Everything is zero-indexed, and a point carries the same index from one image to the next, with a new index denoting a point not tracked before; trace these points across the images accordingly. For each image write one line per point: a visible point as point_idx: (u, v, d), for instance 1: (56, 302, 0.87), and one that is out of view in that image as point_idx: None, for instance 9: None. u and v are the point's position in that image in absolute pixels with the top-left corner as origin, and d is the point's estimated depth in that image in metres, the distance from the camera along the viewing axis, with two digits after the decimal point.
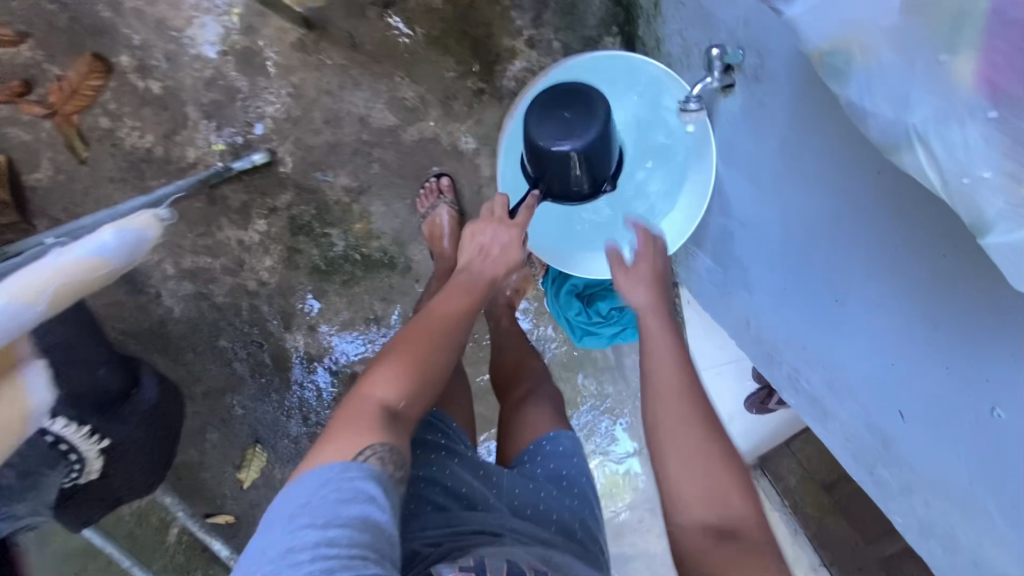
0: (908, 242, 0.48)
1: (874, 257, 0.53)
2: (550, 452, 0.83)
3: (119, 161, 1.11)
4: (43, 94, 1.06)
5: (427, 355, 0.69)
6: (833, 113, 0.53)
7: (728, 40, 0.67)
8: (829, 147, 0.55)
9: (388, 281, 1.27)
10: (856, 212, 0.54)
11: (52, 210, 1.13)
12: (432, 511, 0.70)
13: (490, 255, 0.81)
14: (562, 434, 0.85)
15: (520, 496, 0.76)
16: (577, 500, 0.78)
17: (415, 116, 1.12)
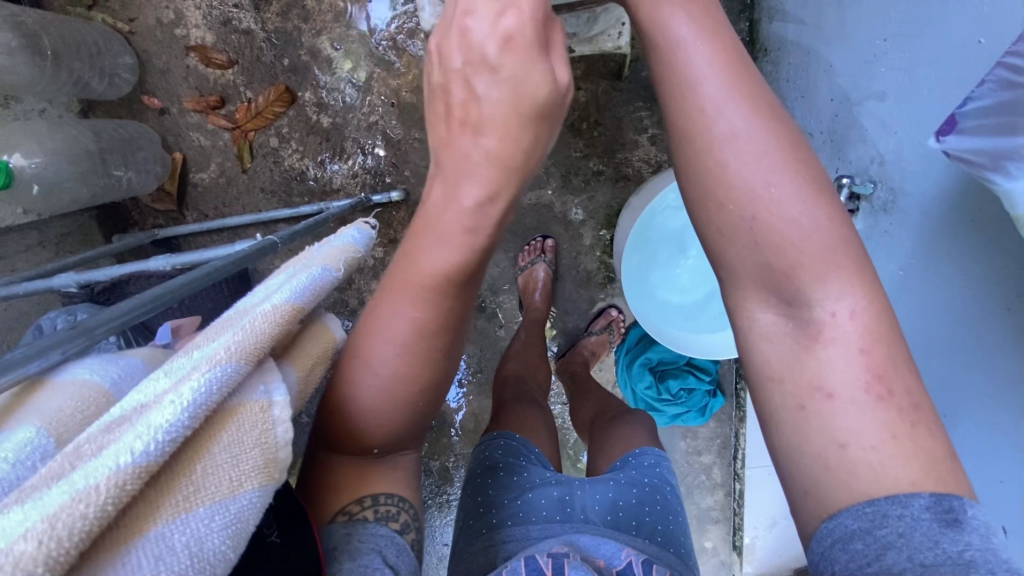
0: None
1: (1014, 379, 0.59)
2: (634, 466, 0.88)
3: (275, 176, 1.26)
4: (231, 110, 1.24)
5: (404, 365, 0.53)
6: (963, 258, 0.63)
7: (858, 174, 0.78)
8: (971, 274, 0.62)
9: (475, 322, 1.37)
10: (986, 333, 0.61)
11: (206, 206, 1.29)
12: (516, 525, 0.78)
13: (486, 160, 0.48)
14: (646, 450, 0.91)
15: (599, 503, 0.81)
16: (658, 507, 0.83)
17: (537, 183, 1.26)
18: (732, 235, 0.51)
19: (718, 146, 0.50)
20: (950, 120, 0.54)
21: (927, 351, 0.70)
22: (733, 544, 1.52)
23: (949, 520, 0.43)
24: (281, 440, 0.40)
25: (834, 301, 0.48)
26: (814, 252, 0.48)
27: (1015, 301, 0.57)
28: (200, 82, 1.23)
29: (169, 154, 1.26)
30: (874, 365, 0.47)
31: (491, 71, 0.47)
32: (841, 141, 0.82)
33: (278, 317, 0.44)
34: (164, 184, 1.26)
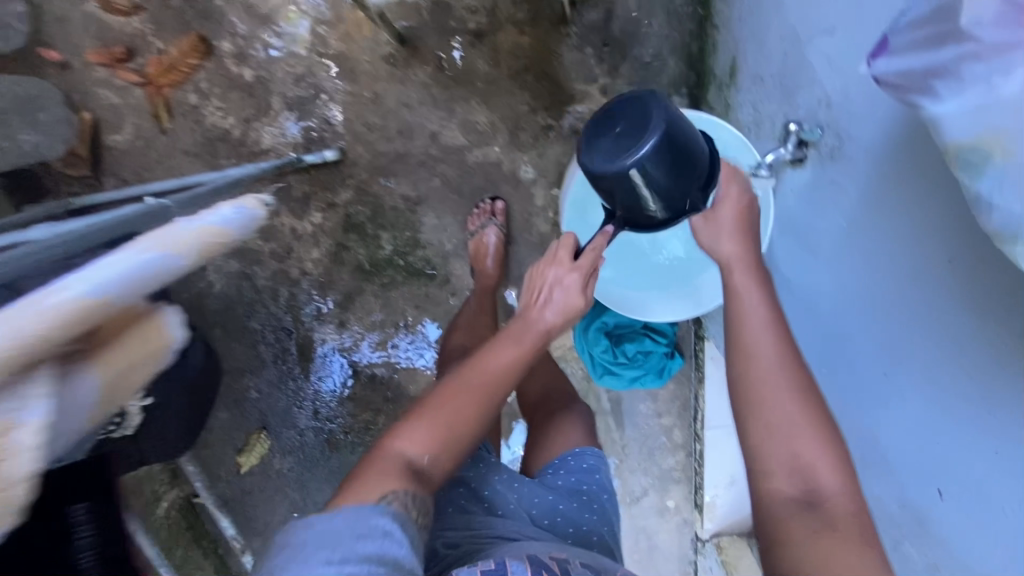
0: (968, 334, 0.52)
1: (952, 336, 0.54)
2: (574, 466, 0.89)
3: (198, 137, 1.16)
4: (142, 64, 1.13)
5: (489, 383, 0.66)
6: (907, 206, 0.58)
7: (804, 118, 0.73)
8: (913, 223, 0.57)
9: (426, 290, 1.30)
10: (926, 288, 0.56)
11: (124, 170, 1.18)
12: (457, 512, 0.77)
13: (559, 302, 0.71)
14: (586, 451, 0.91)
15: (539, 505, 0.81)
16: (595, 514, 0.83)
17: (483, 140, 1.18)
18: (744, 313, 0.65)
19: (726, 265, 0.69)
20: (884, 41, 0.47)
21: (868, 310, 0.66)
22: (694, 504, 1.53)
23: None
24: (17, 475, 0.37)
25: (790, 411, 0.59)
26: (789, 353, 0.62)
27: (955, 251, 0.52)
28: (104, 32, 1.11)
29: (76, 114, 1.14)
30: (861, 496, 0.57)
31: (574, 271, 0.71)
32: (791, 85, 0.76)
33: (47, 329, 0.38)
34: (75, 147, 1.15)
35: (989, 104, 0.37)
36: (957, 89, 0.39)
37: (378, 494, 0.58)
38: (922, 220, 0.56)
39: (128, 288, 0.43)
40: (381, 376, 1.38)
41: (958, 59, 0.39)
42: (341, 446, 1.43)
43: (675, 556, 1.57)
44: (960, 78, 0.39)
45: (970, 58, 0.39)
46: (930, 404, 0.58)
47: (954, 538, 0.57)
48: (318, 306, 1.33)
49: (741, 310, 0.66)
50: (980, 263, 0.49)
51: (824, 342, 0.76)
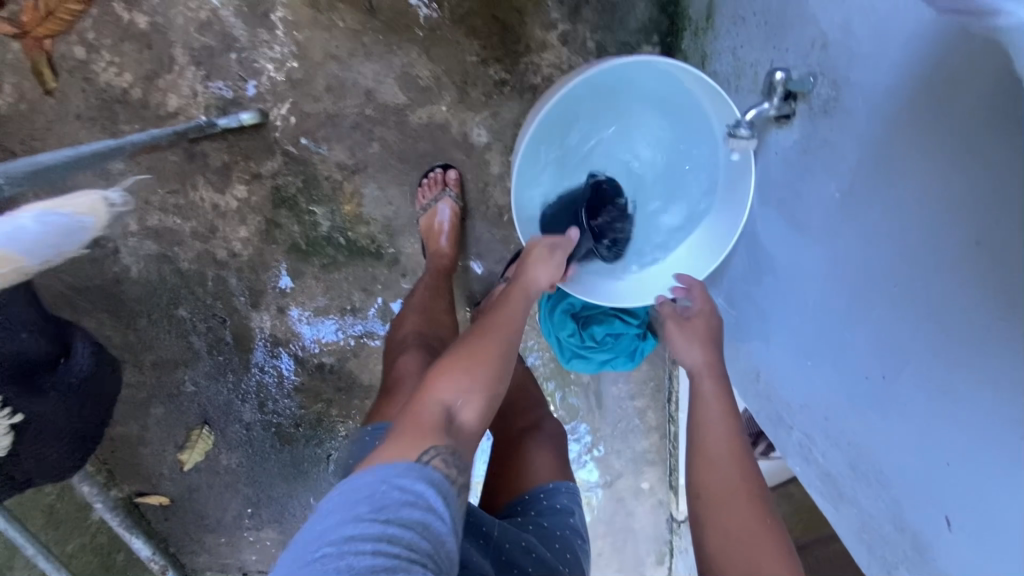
0: (993, 340, 0.40)
1: (974, 332, 0.42)
2: (545, 506, 0.75)
3: (89, 98, 0.99)
4: (13, 10, 0.94)
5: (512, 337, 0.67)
6: (927, 172, 0.45)
7: (795, 65, 0.60)
8: (935, 187, 0.45)
9: (373, 271, 1.17)
10: (947, 270, 0.44)
11: (6, 140, 1.01)
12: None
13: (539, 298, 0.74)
14: (561, 488, 0.78)
15: (514, 551, 0.66)
16: (571, 563, 0.69)
17: (427, 98, 1.02)
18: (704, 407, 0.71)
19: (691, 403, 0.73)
20: None
21: (868, 294, 0.54)
22: (669, 485, 1.47)
23: None
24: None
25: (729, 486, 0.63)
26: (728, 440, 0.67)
27: (985, 232, 0.40)
28: None
29: None
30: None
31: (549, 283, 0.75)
32: (777, 23, 0.63)
33: None
34: None
35: None
36: None
37: (431, 442, 0.54)
38: (948, 182, 0.43)
39: None
40: (329, 365, 1.26)
41: None
42: (292, 438, 1.32)
43: (651, 538, 1.51)
44: None
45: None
46: (941, 414, 0.47)
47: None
48: (253, 290, 1.19)
49: (707, 421, 0.69)
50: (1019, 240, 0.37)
51: (816, 332, 0.64)
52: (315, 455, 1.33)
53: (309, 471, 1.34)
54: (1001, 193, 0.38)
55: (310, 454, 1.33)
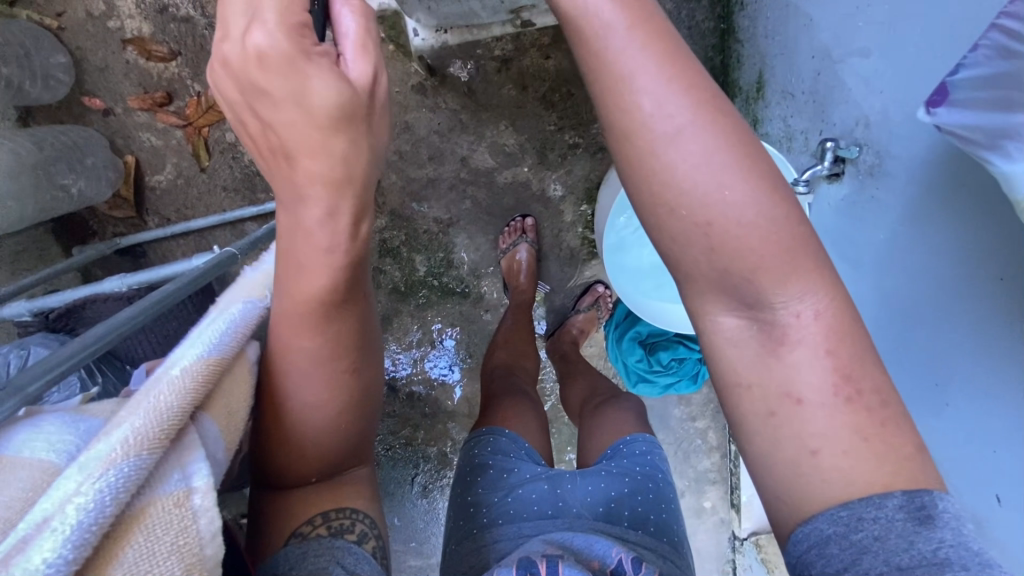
0: (1020, 352, 0.55)
1: (1007, 350, 0.56)
2: (626, 454, 0.87)
3: (235, 172, 1.20)
4: (181, 106, 1.16)
5: (299, 348, 0.50)
6: (950, 230, 0.60)
7: (842, 136, 0.75)
8: (965, 241, 0.59)
9: (459, 308, 1.34)
10: (977, 305, 0.58)
11: (167, 209, 1.23)
12: (507, 523, 0.78)
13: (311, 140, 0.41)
14: (636, 438, 0.91)
15: (591, 493, 0.81)
16: (649, 495, 0.83)
17: (512, 161, 1.20)
18: (686, 238, 0.47)
19: (661, 172, 0.45)
20: (944, 89, 0.49)
21: (913, 320, 0.68)
22: (731, 503, 1.55)
23: (923, 516, 0.43)
24: (205, 534, 0.38)
25: (798, 301, 0.47)
26: (765, 260, 0.46)
27: (1010, 271, 0.54)
28: (143, 77, 1.14)
29: (120, 158, 1.18)
30: (841, 366, 0.46)
31: (305, 99, 0.40)
32: (824, 102, 0.78)
33: (152, 427, 0.38)
34: (119, 190, 1.20)
35: None
36: None
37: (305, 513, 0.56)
38: (974, 239, 0.58)
39: (242, 336, 0.48)
40: (418, 393, 1.41)
41: None
42: (382, 461, 1.45)
43: (712, 556, 1.59)
44: None
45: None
46: (982, 411, 0.60)
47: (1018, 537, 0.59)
48: None
49: (683, 177, 0.45)
50: None
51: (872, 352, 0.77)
52: (405, 476, 1.46)
53: (398, 491, 1.47)
54: (1019, 246, 0.53)
55: (395, 476, 1.46)
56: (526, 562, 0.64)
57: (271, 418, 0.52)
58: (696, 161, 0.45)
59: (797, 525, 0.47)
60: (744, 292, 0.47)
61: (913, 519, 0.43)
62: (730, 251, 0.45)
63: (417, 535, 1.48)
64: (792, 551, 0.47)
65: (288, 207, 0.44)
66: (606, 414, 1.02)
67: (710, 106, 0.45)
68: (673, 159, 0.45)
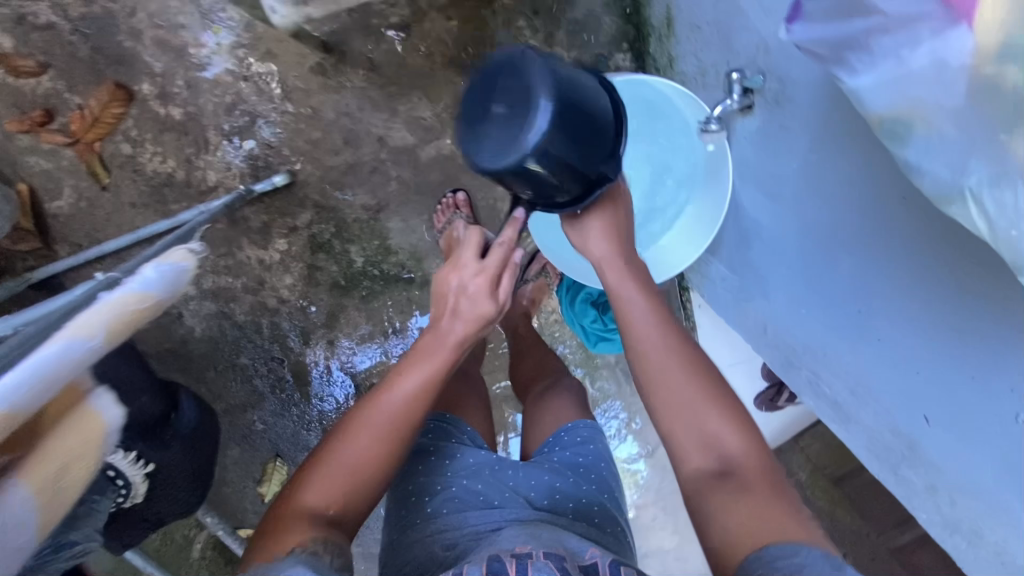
0: (925, 279, 0.53)
1: (915, 275, 0.55)
2: (566, 444, 0.87)
3: (140, 186, 1.12)
4: (64, 122, 1.07)
5: (409, 392, 0.69)
6: (849, 160, 0.59)
7: (746, 65, 0.71)
8: (863, 169, 0.57)
9: (407, 294, 1.29)
10: (881, 234, 0.57)
11: (74, 234, 1.14)
12: (450, 513, 0.77)
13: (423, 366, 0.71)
14: (578, 425, 0.90)
15: (536, 487, 0.80)
16: (594, 485, 0.82)
17: (432, 135, 1.14)
18: (650, 369, 0.70)
19: (625, 304, 0.74)
20: (797, 5, 0.49)
21: (828, 254, 0.67)
22: None
23: None
24: None
25: (720, 429, 0.65)
26: (692, 408, 0.66)
27: (909, 189, 0.52)
28: (17, 97, 1.06)
29: (11, 187, 1.09)
30: (751, 504, 0.59)
31: (459, 319, 0.74)
32: (727, 30, 0.74)
33: None
34: (18, 222, 1.10)
35: (907, 76, 0.40)
36: (871, 63, 0.43)
37: (300, 523, 0.61)
38: (870, 166, 0.56)
39: (60, 374, 0.44)
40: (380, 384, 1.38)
41: (871, 31, 0.43)
42: None
43: None
44: (873, 52, 0.43)
45: (881, 33, 0.42)
46: (898, 341, 0.60)
47: (944, 460, 0.58)
48: (304, 330, 1.31)
49: (642, 324, 0.72)
50: (922, 209, 0.51)
51: (797, 291, 0.77)
52: None
53: None
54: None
55: None
56: (497, 557, 0.61)
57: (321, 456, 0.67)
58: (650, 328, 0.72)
59: None
60: (715, 446, 0.64)
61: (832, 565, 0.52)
62: (665, 394, 0.68)
63: None
64: None
65: (438, 331, 0.74)
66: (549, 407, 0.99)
67: (638, 275, 0.77)
68: (625, 303, 0.74)
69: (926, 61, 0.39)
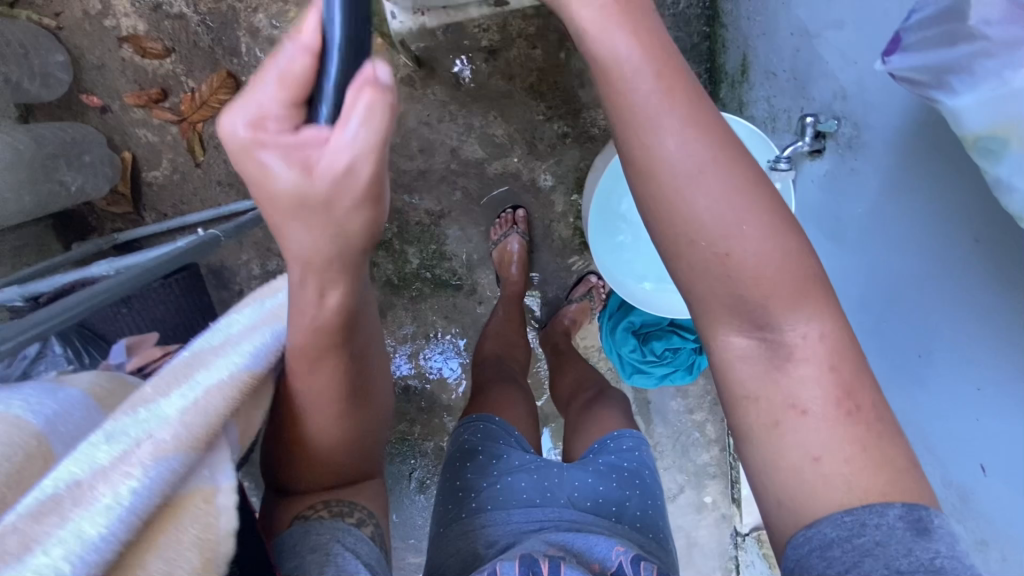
0: (997, 309, 0.54)
1: (988, 312, 0.55)
2: (612, 450, 0.88)
3: (229, 167, 1.22)
4: (175, 102, 1.18)
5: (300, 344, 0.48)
6: (922, 196, 0.60)
7: (821, 110, 0.74)
8: (938, 205, 0.58)
9: (453, 300, 1.34)
10: (953, 269, 0.58)
11: (163, 205, 1.25)
12: (495, 509, 0.78)
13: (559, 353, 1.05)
14: (624, 433, 0.91)
15: (580, 488, 0.81)
16: (638, 490, 0.83)
17: (501, 152, 1.21)
18: (694, 268, 0.49)
19: (645, 131, 0.48)
20: (896, 38, 0.52)
21: (889, 291, 0.67)
22: (731, 498, 1.52)
23: (920, 528, 0.44)
24: (223, 532, 0.41)
25: (801, 324, 0.48)
26: (750, 282, 0.48)
27: (982, 231, 0.54)
28: (139, 74, 1.16)
29: (117, 154, 1.20)
30: (839, 382, 0.47)
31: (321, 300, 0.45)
32: (804, 79, 0.78)
33: (227, 393, 0.45)
34: (117, 185, 1.22)
35: (1010, 93, 0.42)
36: (973, 83, 0.45)
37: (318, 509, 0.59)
38: (948, 201, 0.57)
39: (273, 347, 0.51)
40: (414, 387, 1.41)
41: (974, 55, 0.45)
42: None
43: (715, 552, 1.56)
44: (974, 73, 0.45)
45: (983, 56, 0.44)
46: (964, 379, 0.59)
47: (1000, 509, 0.57)
48: None
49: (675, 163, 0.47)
50: (1004, 244, 0.52)
51: (857, 327, 0.75)
52: (401, 471, 1.44)
53: (394, 487, 1.46)
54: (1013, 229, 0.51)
55: (393, 471, 1.45)
56: (531, 558, 0.64)
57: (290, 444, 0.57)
58: (684, 155, 0.47)
59: (797, 527, 0.47)
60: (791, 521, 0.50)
61: (911, 528, 0.44)
62: (722, 280, 0.48)
63: (416, 531, 1.46)
64: (792, 556, 0.47)
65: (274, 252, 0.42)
66: (592, 416, 1.00)
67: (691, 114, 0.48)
68: (665, 169, 0.47)
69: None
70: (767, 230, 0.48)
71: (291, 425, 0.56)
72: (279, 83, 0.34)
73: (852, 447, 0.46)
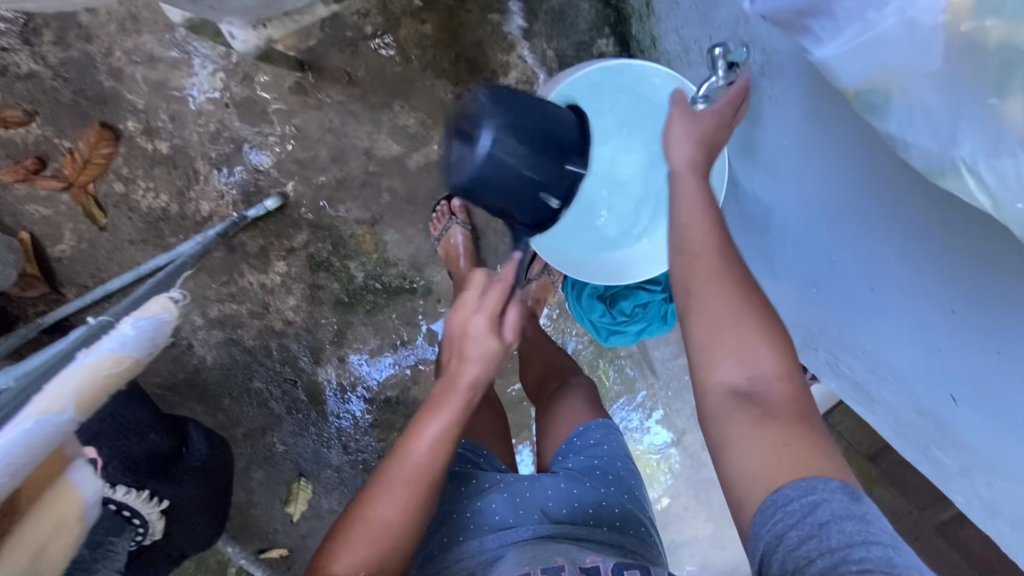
0: (938, 243, 0.52)
1: (927, 244, 0.53)
2: (580, 448, 0.90)
3: (137, 223, 1.12)
4: (56, 167, 1.07)
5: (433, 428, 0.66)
6: (842, 132, 0.58)
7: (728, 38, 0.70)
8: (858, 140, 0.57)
9: (411, 304, 1.28)
10: (887, 206, 0.56)
11: (81, 277, 1.14)
12: (469, 538, 0.77)
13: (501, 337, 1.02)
14: (590, 427, 0.93)
15: (553, 497, 0.81)
16: (612, 487, 0.85)
17: (418, 142, 1.13)
18: (703, 316, 0.61)
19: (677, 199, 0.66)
20: None
21: (829, 232, 0.65)
22: None
23: (854, 493, 0.52)
24: None
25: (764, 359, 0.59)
26: (749, 328, 0.60)
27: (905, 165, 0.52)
28: (8, 147, 1.05)
29: (13, 236, 1.09)
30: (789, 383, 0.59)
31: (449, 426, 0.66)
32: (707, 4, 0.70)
33: None
34: (25, 268, 1.10)
35: (876, 39, 0.47)
36: (837, 30, 0.50)
37: None
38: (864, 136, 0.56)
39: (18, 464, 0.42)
40: (395, 397, 1.36)
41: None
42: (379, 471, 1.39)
43: None
44: (835, 19, 0.50)
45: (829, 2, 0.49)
46: (915, 317, 0.57)
47: (974, 441, 0.55)
48: (313, 350, 1.31)
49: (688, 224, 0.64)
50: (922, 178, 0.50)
51: (805, 269, 0.73)
52: None
53: None
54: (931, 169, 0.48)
55: None
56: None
57: (390, 480, 0.65)
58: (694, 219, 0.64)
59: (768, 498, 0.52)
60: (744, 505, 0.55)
61: (849, 494, 0.52)
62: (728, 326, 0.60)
63: None
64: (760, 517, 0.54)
65: (460, 361, 0.67)
66: (563, 402, 1.00)
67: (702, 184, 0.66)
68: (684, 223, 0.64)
69: (895, 20, 0.45)
70: (732, 290, 0.61)
71: (365, 502, 0.65)
72: (498, 312, 0.66)
73: (784, 447, 0.56)
